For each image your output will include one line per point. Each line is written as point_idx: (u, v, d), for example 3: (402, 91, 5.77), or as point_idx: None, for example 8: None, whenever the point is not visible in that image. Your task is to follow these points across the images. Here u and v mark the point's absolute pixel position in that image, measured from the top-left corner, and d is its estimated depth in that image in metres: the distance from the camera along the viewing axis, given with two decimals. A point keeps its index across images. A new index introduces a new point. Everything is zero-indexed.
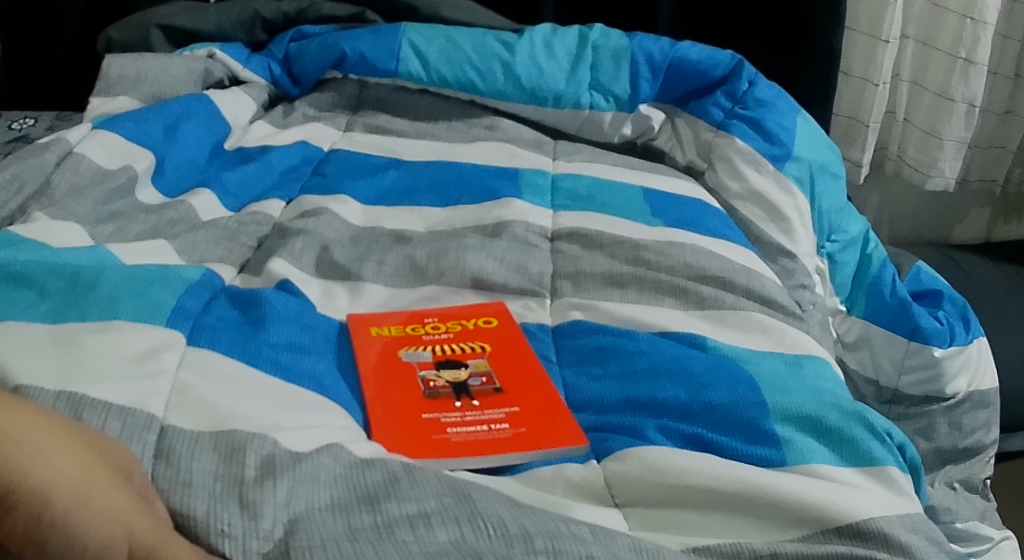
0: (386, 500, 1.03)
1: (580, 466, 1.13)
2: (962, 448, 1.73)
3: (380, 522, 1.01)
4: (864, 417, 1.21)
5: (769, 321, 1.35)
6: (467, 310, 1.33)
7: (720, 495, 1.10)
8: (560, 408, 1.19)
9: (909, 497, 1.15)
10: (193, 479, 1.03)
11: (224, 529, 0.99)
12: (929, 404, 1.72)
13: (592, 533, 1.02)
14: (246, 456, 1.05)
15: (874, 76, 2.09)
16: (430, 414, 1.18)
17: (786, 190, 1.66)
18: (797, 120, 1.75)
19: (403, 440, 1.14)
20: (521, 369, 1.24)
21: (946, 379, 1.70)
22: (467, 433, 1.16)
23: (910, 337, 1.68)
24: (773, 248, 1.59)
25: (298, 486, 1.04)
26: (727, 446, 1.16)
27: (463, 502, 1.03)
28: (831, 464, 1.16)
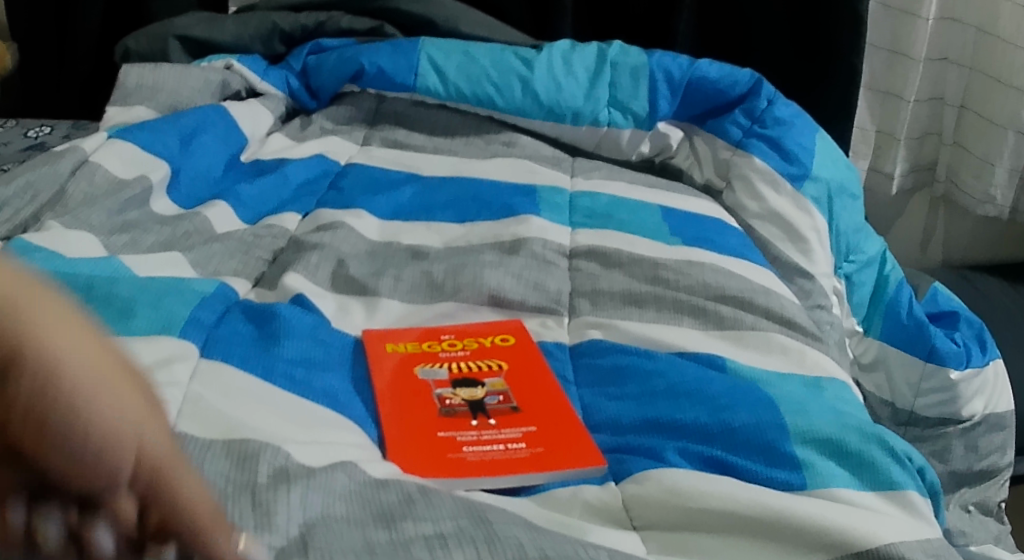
0: (402, 519, 0.98)
1: (598, 488, 1.09)
2: (977, 471, 1.72)
3: (396, 539, 0.96)
4: (884, 440, 1.19)
5: (789, 342, 1.35)
6: (484, 327, 1.32)
7: (738, 520, 1.05)
8: (577, 429, 1.16)
9: (929, 520, 1.13)
10: (204, 479, 1.00)
11: (235, 523, 0.96)
12: (945, 426, 1.71)
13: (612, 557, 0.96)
14: (258, 464, 1.02)
15: (907, 94, 2.16)
16: (446, 432, 1.15)
17: (804, 211, 1.64)
18: (815, 138, 1.73)
19: (419, 462, 1.10)
20: (537, 387, 1.23)
21: (962, 401, 1.70)
22: (483, 452, 1.12)
23: (926, 358, 1.68)
24: (790, 268, 1.58)
25: (312, 496, 1.00)
26: (747, 469, 1.13)
27: (480, 524, 0.97)
28: (852, 489, 1.14)
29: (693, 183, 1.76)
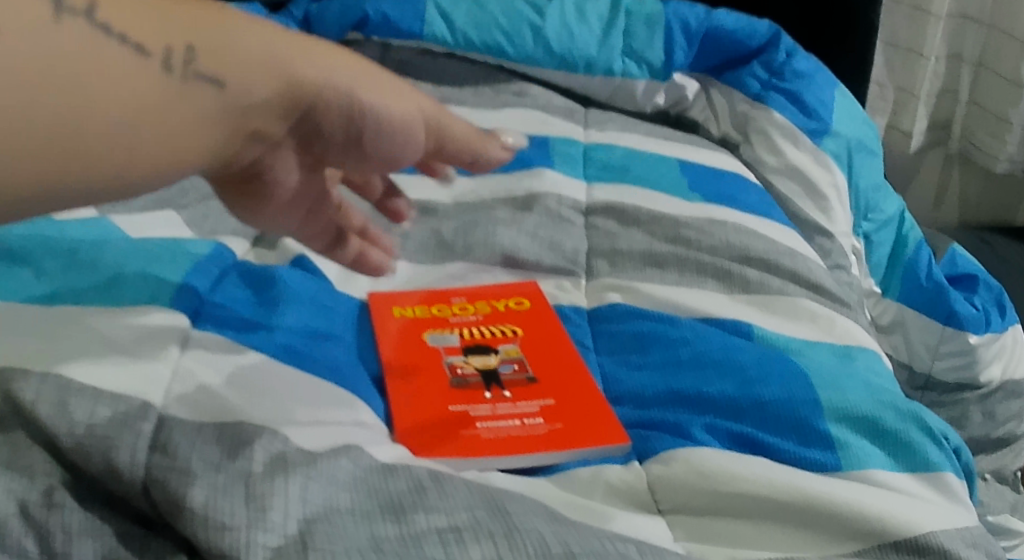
0: (412, 510, 0.89)
1: (620, 468, 1.02)
2: (994, 439, 1.66)
3: (406, 533, 0.87)
4: (921, 418, 1.12)
5: (817, 308, 1.27)
6: (498, 289, 1.25)
7: (770, 504, 0.97)
8: (599, 404, 1.08)
9: (966, 506, 1.06)
10: (193, 468, 0.89)
11: (225, 521, 0.86)
12: (962, 392, 1.64)
13: (640, 553, 0.88)
14: (252, 450, 0.91)
15: (923, 49, 2.08)
16: (458, 406, 1.07)
17: (824, 167, 1.57)
18: (833, 93, 1.67)
19: (430, 439, 1.02)
20: (554, 356, 1.15)
21: (980, 366, 1.62)
22: (498, 428, 1.04)
23: (946, 321, 1.60)
24: (810, 226, 1.50)
25: (312, 485, 0.90)
26: (779, 448, 1.06)
27: (498, 517, 0.89)
28: (888, 470, 1.06)
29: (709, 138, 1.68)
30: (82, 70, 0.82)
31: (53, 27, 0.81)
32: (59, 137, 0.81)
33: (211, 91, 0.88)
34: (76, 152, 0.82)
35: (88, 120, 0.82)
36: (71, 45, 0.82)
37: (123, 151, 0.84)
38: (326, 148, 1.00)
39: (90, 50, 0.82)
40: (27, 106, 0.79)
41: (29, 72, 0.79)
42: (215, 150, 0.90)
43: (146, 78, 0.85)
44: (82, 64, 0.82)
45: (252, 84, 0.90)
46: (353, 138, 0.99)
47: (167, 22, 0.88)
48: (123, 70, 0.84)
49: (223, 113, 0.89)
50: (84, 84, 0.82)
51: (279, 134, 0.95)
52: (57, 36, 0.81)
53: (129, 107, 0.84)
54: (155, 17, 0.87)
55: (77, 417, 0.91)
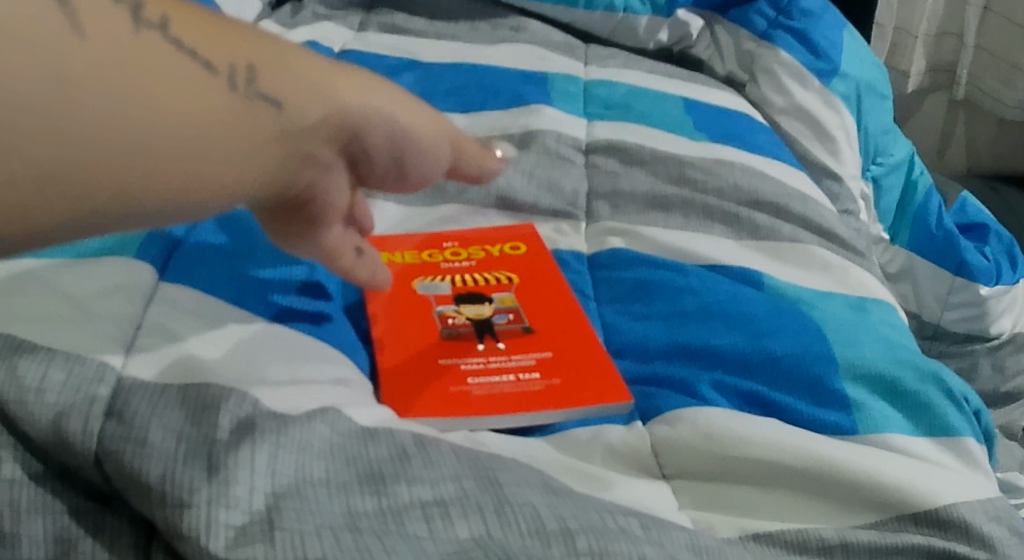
0: (394, 481, 0.81)
1: (623, 429, 0.95)
2: (1004, 393, 1.57)
3: (387, 507, 0.79)
4: (941, 379, 1.05)
5: (830, 257, 1.20)
6: (493, 231, 1.17)
7: (781, 472, 0.91)
8: (600, 359, 1.01)
9: (987, 474, 0.99)
10: (151, 438, 0.80)
11: (182, 498, 0.77)
12: (973, 343, 1.58)
13: (644, 530, 0.81)
14: (218, 416, 0.82)
15: None
16: (448, 359, 1.00)
17: (831, 106, 1.48)
18: (842, 33, 1.59)
19: (418, 395, 0.95)
20: (552, 307, 1.07)
21: (991, 318, 1.56)
22: (492, 384, 0.97)
23: (956, 271, 1.55)
24: (818, 168, 1.42)
25: (284, 455, 0.80)
26: (792, 409, 0.99)
27: (488, 488, 0.81)
28: (907, 434, 0.99)
29: (714, 76, 1.58)
30: (156, 83, 0.73)
31: (127, 39, 0.73)
32: (130, 155, 0.72)
33: (271, 112, 0.79)
34: (146, 172, 0.73)
35: (158, 139, 0.73)
36: (143, 58, 0.73)
37: (187, 174, 0.75)
38: (369, 173, 0.90)
39: (162, 63, 0.74)
40: (103, 122, 0.71)
41: (106, 85, 0.71)
42: (275, 177, 0.81)
43: (214, 95, 0.76)
44: (149, 76, 0.73)
45: (311, 109, 0.82)
46: (385, 174, 0.91)
47: (225, 37, 0.79)
48: (194, 85, 0.75)
49: (285, 138, 0.81)
50: (157, 98, 0.73)
51: (332, 163, 0.85)
52: (131, 46, 0.73)
53: (200, 125, 0.75)
54: (215, 33, 0.79)
55: (28, 382, 0.82)
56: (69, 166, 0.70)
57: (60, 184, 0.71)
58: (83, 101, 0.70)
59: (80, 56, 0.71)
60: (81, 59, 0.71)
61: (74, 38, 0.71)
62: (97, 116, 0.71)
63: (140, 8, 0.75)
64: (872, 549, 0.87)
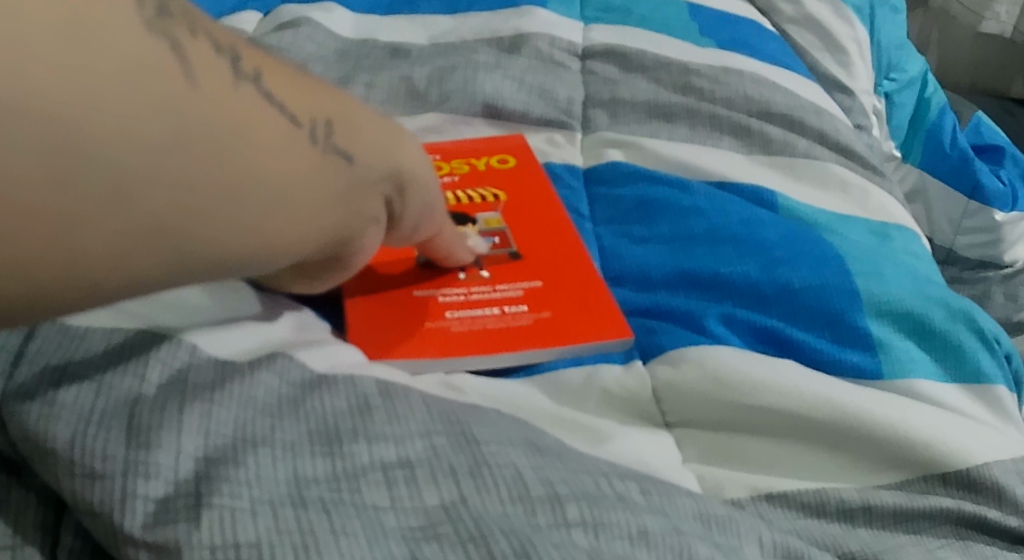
0: (351, 439, 0.70)
1: (619, 371, 0.85)
2: (1016, 322, 1.43)
3: (342, 471, 0.68)
4: (974, 320, 0.95)
5: (850, 176, 1.08)
6: (480, 143, 1.06)
7: (798, 424, 0.81)
8: (597, 292, 0.90)
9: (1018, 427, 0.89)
10: (62, 397, 0.69)
11: (95, 467, 0.66)
12: (985, 270, 1.47)
13: (646, 497, 0.71)
14: (146, 367, 0.71)
15: None
16: (424, 289, 0.89)
17: (844, 18, 1.37)
18: None
19: (388, 328, 0.85)
20: (543, 229, 0.96)
21: (1006, 246, 1.44)
22: (473, 320, 0.87)
23: (971, 194, 1.43)
24: (828, 81, 1.30)
25: (219, 412, 0.69)
26: (809, 347, 0.88)
27: (463, 447, 0.71)
28: (934, 379, 0.89)
29: None
30: (260, 135, 0.59)
31: (230, 91, 0.59)
32: (228, 213, 0.59)
33: (347, 170, 0.65)
34: (244, 235, 0.59)
35: (258, 199, 0.59)
36: (250, 109, 0.59)
37: (286, 235, 0.61)
38: (397, 231, 0.77)
39: (266, 114, 0.60)
40: (210, 177, 0.57)
41: (216, 133, 0.57)
42: (338, 237, 0.67)
43: (309, 156, 0.62)
44: (260, 137, 0.59)
45: (382, 163, 0.68)
46: (403, 234, 0.78)
47: (308, 83, 0.65)
48: (295, 139, 0.61)
49: (358, 197, 0.67)
50: (263, 152, 0.60)
51: (380, 227, 0.72)
52: (237, 98, 0.59)
53: (296, 183, 0.61)
54: (303, 79, 0.64)
55: None
56: (174, 216, 0.57)
57: (158, 243, 0.57)
58: (195, 152, 0.57)
59: (191, 104, 0.57)
60: (192, 112, 0.57)
61: (186, 85, 0.57)
62: (209, 170, 0.57)
63: (236, 56, 0.60)
64: (897, 514, 0.78)
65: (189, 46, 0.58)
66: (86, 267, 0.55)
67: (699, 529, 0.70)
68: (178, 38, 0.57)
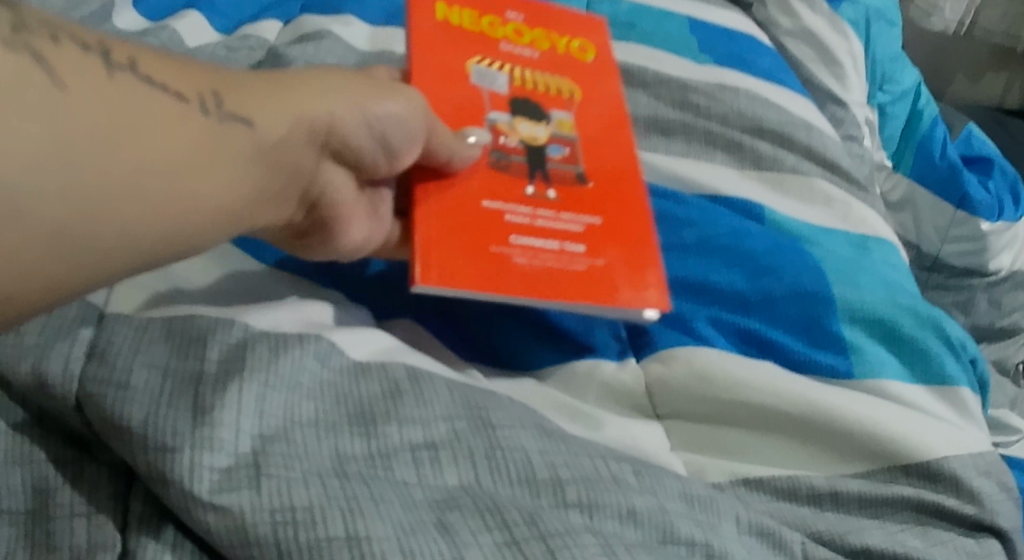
0: (384, 421, 0.80)
1: (616, 366, 0.93)
2: (998, 328, 1.50)
3: (376, 451, 0.78)
4: (941, 326, 1.04)
5: (834, 191, 1.18)
6: (565, 21, 1.10)
7: (775, 416, 0.90)
8: (645, 246, 0.96)
9: (978, 424, 0.99)
10: (131, 381, 0.78)
11: (165, 442, 0.76)
12: (970, 278, 1.49)
13: (639, 480, 0.81)
14: (206, 348, 0.80)
15: None
16: (495, 202, 0.93)
17: (840, 32, 1.43)
18: None
19: (454, 247, 0.90)
20: (606, 149, 1.01)
21: (990, 254, 1.48)
22: (534, 253, 0.92)
23: (958, 204, 1.47)
24: (823, 93, 1.39)
25: (272, 395, 0.79)
26: (788, 349, 0.98)
27: (480, 431, 0.80)
28: (902, 380, 0.99)
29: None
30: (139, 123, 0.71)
31: (103, 85, 0.71)
32: (132, 200, 0.71)
33: (242, 131, 0.76)
34: (150, 215, 0.71)
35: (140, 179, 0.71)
36: (121, 101, 0.71)
37: (188, 209, 0.73)
38: (370, 171, 0.89)
39: (139, 98, 0.72)
40: (100, 169, 0.69)
41: (97, 126, 0.70)
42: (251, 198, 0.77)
43: (193, 126, 0.74)
44: (139, 122, 0.71)
45: (280, 123, 0.78)
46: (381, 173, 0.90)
47: (185, 65, 0.76)
48: (177, 115, 0.73)
49: (257, 154, 0.77)
50: (138, 137, 0.71)
51: (325, 187, 0.85)
52: (105, 91, 0.71)
53: (178, 157, 0.72)
54: (177, 62, 0.76)
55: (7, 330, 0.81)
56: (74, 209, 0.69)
57: (70, 241, 0.69)
58: (82, 145, 0.69)
59: (65, 105, 0.69)
60: (63, 111, 0.68)
61: (57, 92, 0.69)
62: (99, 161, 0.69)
63: (107, 51, 0.72)
64: (861, 500, 0.88)
65: (51, 53, 0.70)
66: (4, 281, 0.67)
67: (683, 509, 0.81)
68: (40, 49, 0.69)
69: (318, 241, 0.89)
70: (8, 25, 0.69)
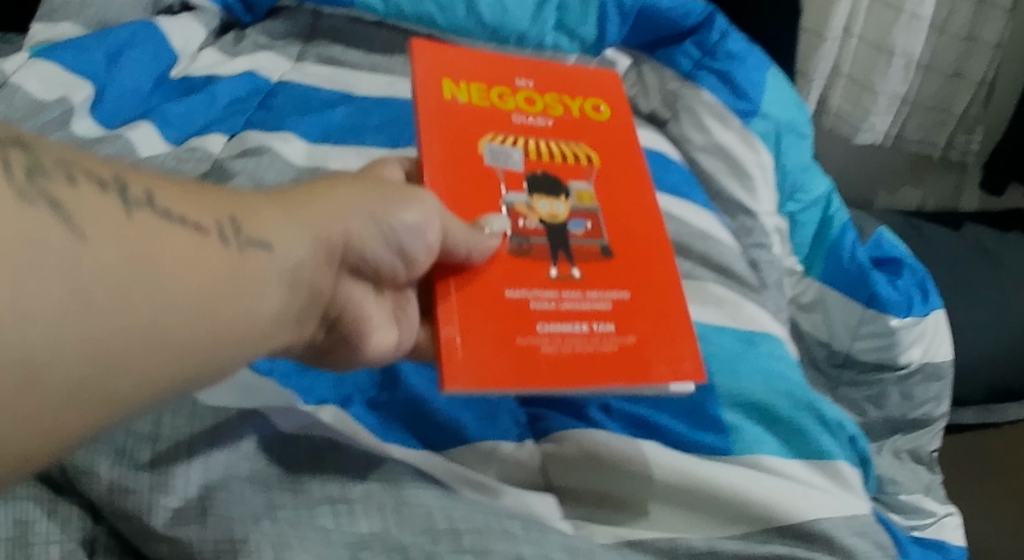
0: (307, 479, 0.95)
1: (514, 445, 1.03)
2: (911, 420, 1.42)
3: (300, 503, 0.94)
4: (816, 407, 1.14)
5: (725, 293, 1.23)
6: (570, 83, 1.20)
7: (659, 487, 1.02)
8: (667, 317, 1.07)
9: (857, 493, 1.11)
10: (100, 440, 0.95)
11: (128, 485, 0.93)
12: (881, 372, 1.41)
13: (525, 529, 0.94)
14: (161, 415, 0.97)
15: (824, 30, 1.68)
16: (518, 290, 1.04)
17: (752, 145, 1.37)
18: (767, 74, 1.41)
19: (480, 343, 1.01)
20: (625, 215, 1.12)
21: (899, 349, 1.40)
22: (562, 340, 1.03)
23: (866, 303, 1.39)
24: (733, 204, 1.35)
25: (216, 455, 0.95)
26: (672, 431, 1.08)
27: (389, 489, 0.95)
28: (777, 456, 1.10)
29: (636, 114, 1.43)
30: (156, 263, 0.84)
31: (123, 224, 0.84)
32: (154, 341, 0.83)
33: (261, 254, 0.89)
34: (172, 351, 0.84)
35: (163, 315, 0.83)
36: (144, 237, 0.84)
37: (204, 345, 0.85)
38: (383, 278, 1.00)
39: (157, 236, 0.84)
40: (124, 314, 0.82)
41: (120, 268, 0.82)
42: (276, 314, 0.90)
43: (211, 254, 0.86)
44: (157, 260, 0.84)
45: (296, 244, 0.91)
46: (391, 282, 1.02)
47: (209, 196, 0.89)
48: (193, 247, 0.86)
49: (272, 276, 0.89)
50: (164, 274, 0.84)
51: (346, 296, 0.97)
52: (128, 228, 0.83)
53: (200, 284, 0.85)
54: (195, 193, 0.88)
55: None
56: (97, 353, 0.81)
57: (104, 380, 0.82)
58: (108, 290, 0.81)
59: (86, 253, 0.81)
60: (88, 256, 0.81)
61: (76, 240, 0.81)
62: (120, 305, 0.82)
63: (125, 188, 0.85)
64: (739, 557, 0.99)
65: (71, 204, 0.82)
66: (47, 424, 0.80)
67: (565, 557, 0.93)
68: (57, 200, 0.82)
69: (343, 354, 1.00)
70: (25, 171, 0.82)
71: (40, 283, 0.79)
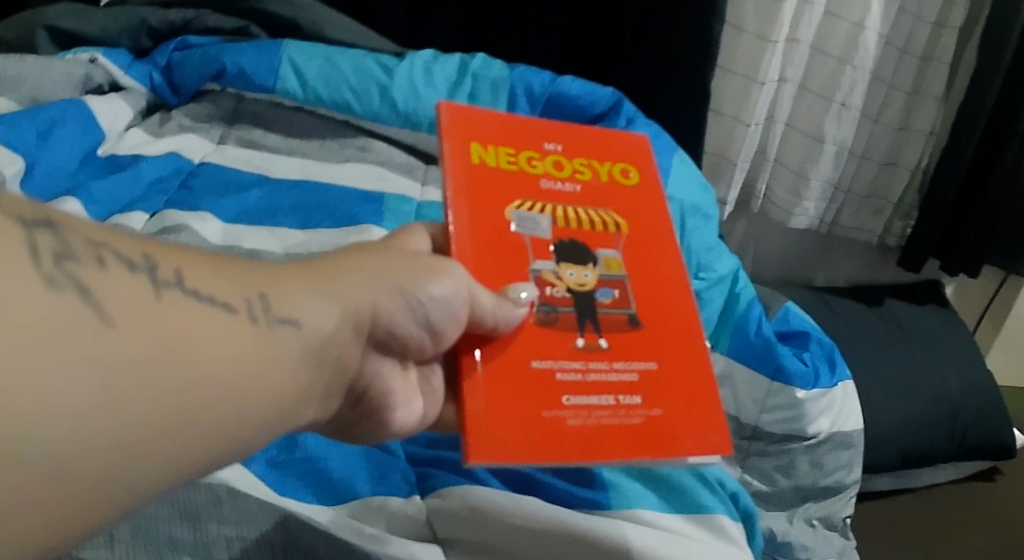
0: (207, 519, 1.06)
1: (402, 501, 1.12)
2: (821, 487, 1.54)
3: (198, 540, 1.04)
4: (694, 463, 1.22)
5: None
6: (597, 140, 1.22)
7: (538, 538, 1.10)
8: (688, 389, 1.13)
9: (738, 545, 1.18)
10: None
11: None
12: (790, 442, 1.51)
13: None
14: None
15: (746, 117, 1.77)
16: (542, 363, 1.10)
17: None
18: (672, 160, 1.52)
19: (505, 420, 1.07)
20: (652, 281, 1.16)
21: (809, 420, 1.49)
22: (588, 414, 1.09)
23: (773, 377, 1.46)
24: None
25: None
26: (552, 487, 1.16)
27: (283, 531, 1.06)
28: (657, 510, 1.18)
29: None
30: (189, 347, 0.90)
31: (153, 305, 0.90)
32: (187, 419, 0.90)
33: (289, 331, 0.96)
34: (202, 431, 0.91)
35: (194, 397, 0.90)
36: (173, 318, 0.90)
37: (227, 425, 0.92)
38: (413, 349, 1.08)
39: (193, 315, 0.91)
40: (149, 396, 0.88)
41: (152, 351, 0.89)
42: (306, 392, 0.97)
43: (240, 334, 0.93)
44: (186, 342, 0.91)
45: (326, 321, 0.98)
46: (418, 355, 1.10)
47: (237, 273, 0.96)
48: (231, 327, 0.93)
49: (301, 356, 0.96)
50: (194, 357, 0.91)
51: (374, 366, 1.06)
52: (158, 312, 0.90)
53: (231, 365, 0.92)
54: (227, 274, 0.95)
55: None
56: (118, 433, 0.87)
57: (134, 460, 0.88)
58: (147, 373, 0.89)
59: (100, 341, 0.87)
60: (118, 347, 0.88)
61: (104, 327, 0.88)
62: (154, 388, 0.89)
63: (154, 267, 0.92)
64: None
65: (97, 290, 0.89)
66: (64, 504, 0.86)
67: None
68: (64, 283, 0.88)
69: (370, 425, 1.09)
70: (53, 253, 0.88)
71: (44, 368, 0.85)
